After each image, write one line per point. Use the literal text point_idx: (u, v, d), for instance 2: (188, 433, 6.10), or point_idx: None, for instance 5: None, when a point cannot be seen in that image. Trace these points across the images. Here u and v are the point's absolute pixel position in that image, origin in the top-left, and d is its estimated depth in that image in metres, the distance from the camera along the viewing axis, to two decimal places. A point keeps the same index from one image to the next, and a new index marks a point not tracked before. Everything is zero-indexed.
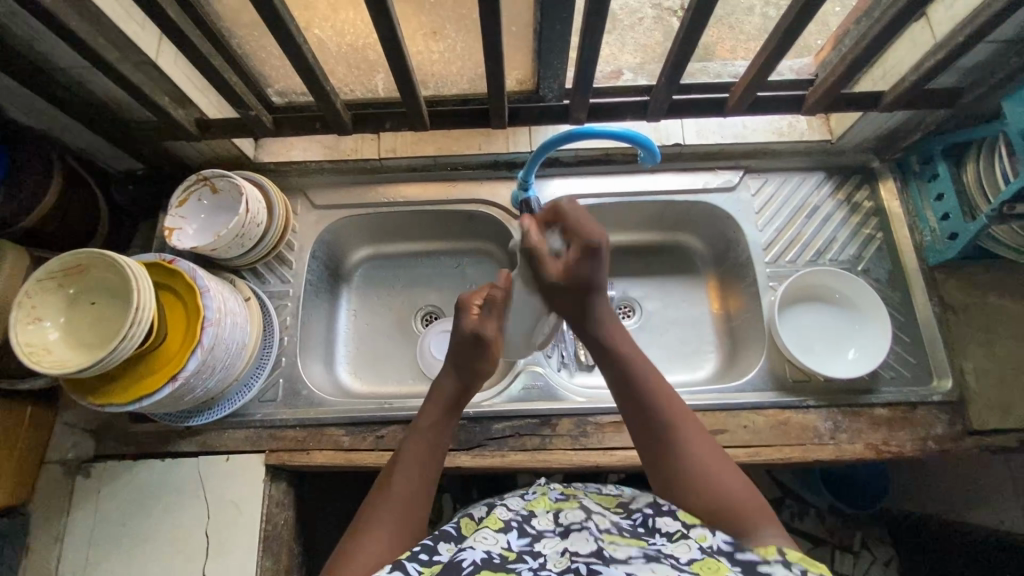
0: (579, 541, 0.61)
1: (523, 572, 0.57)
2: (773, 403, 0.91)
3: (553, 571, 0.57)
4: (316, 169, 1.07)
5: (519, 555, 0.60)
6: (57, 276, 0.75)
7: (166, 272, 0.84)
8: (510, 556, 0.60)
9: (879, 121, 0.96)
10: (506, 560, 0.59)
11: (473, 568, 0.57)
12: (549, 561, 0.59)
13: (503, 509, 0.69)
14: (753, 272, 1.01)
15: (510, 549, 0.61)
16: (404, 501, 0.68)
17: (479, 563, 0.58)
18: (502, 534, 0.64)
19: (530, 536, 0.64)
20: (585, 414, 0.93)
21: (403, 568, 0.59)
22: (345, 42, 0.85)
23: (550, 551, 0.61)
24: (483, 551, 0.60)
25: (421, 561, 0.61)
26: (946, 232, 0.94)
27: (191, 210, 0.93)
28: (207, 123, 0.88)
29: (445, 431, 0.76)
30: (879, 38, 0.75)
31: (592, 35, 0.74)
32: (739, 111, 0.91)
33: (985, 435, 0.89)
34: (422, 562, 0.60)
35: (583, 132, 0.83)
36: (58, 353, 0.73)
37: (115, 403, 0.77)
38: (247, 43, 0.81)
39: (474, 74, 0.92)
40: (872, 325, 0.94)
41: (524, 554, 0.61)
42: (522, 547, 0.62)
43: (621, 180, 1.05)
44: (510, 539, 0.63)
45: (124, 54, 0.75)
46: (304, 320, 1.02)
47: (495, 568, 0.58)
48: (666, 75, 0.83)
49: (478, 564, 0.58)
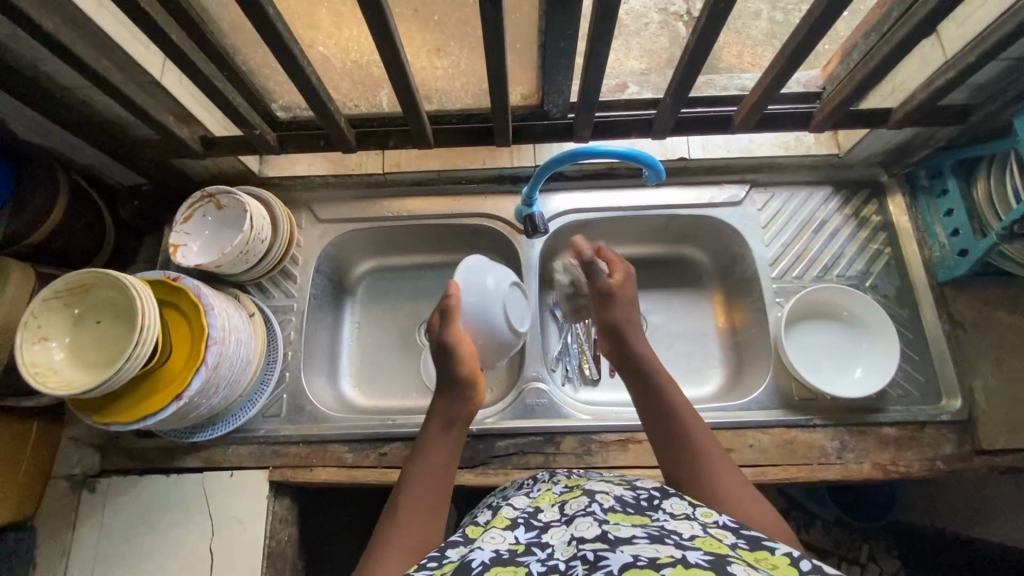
0: (583, 525, 0.59)
1: (531, 565, 0.55)
2: (778, 422, 0.91)
3: (560, 561, 0.54)
4: (321, 183, 1.07)
5: (528, 547, 0.58)
6: (62, 294, 0.75)
7: (170, 290, 0.85)
8: (517, 550, 0.58)
9: (888, 137, 0.95)
10: (514, 555, 0.57)
11: (481, 568, 0.55)
12: (556, 552, 0.56)
13: (510, 508, 0.68)
14: (760, 288, 1.01)
15: (517, 544, 0.59)
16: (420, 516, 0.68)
17: (488, 562, 0.56)
18: (510, 531, 0.62)
19: (537, 529, 0.62)
20: (589, 433, 0.92)
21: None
22: (349, 59, 0.84)
23: (557, 541, 0.58)
24: (490, 550, 0.58)
25: (430, 568, 0.58)
26: (955, 248, 0.93)
27: (194, 227, 0.94)
28: (213, 140, 0.89)
29: (450, 449, 0.75)
30: (889, 56, 0.74)
31: (596, 54, 0.74)
32: (745, 128, 0.90)
33: (995, 455, 0.88)
34: (431, 569, 0.58)
35: (587, 151, 0.83)
36: (62, 373, 0.73)
37: (119, 421, 0.78)
38: (251, 61, 0.81)
39: (478, 90, 0.92)
40: (880, 345, 0.93)
41: (532, 546, 0.58)
42: (530, 540, 0.60)
43: (625, 195, 1.05)
44: (517, 535, 0.61)
45: (127, 74, 0.75)
46: (308, 335, 1.02)
47: (503, 565, 0.55)
48: (673, 92, 0.82)
49: (487, 563, 0.56)
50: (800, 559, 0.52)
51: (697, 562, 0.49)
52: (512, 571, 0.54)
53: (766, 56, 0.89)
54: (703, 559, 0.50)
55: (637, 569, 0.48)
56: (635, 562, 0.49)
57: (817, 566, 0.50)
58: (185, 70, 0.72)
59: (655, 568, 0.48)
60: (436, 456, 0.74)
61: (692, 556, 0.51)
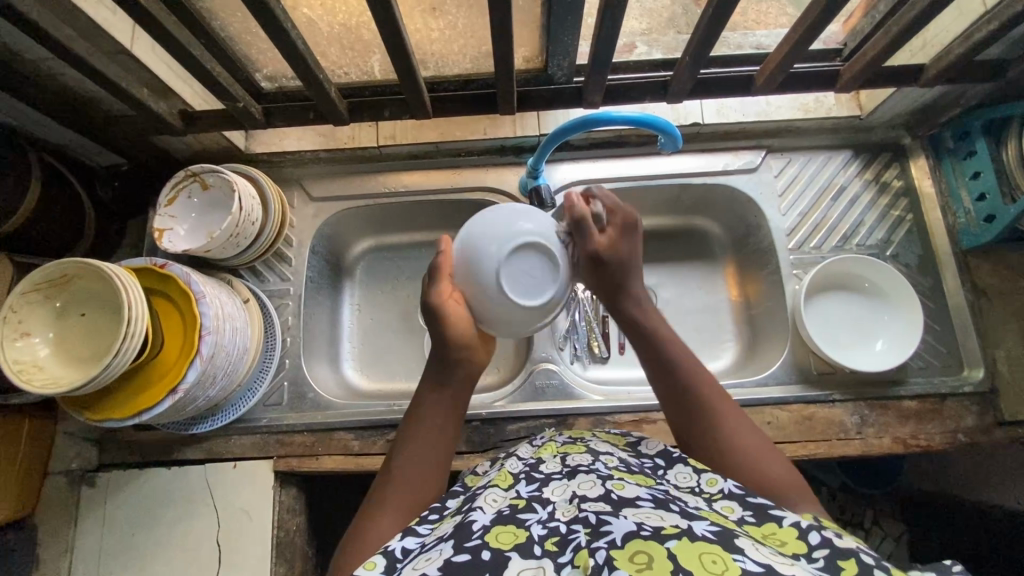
0: (586, 484, 0.56)
1: (532, 527, 0.52)
2: (796, 398, 0.88)
3: (561, 523, 0.51)
4: (311, 159, 1.01)
5: (529, 503, 0.55)
6: (42, 287, 0.70)
7: (157, 277, 0.80)
8: (519, 506, 0.55)
9: (915, 95, 0.89)
10: (516, 510, 0.54)
11: (482, 531, 0.52)
12: (558, 511, 0.53)
13: (513, 462, 0.66)
14: (776, 259, 0.97)
15: (519, 499, 0.56)
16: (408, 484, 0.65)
17: (489, 524, 0.53)
18: (511, 488, 0.59)
19: (538, 481, 0.59)
20: (602, 414, 0.89)
21: (415, 532, 0.58)
22: (337, 22, 0.78)
23: (558, 499, 0.55)
24: (491, 511, 0.55)
25: (431, 521, 0.59)
26: (981, 214, 0.89)
27: (180, 210, 0.88)
28: (192, 115, 0.83)
29: (444, 412, 0.69)
30: (928, 10, 0.68)
31: (609, 14, 0.68)
32: (767, 91, 0.84)
33: (1017, 426, 0.86)
34: (432, 521, 0.59)
35: (600, 118, 0.77)
36: (50, 370, 0.69)
37: (113, 419, 0.74)
38: (230, 26, 0.74)
39: (477, 53, 0.85)
40: (901, 316, 0.90)
41: (534, 502, 0.55)
42: (531, 494, 0.57)
43: (635, 164, 0.99)
44: (518, 489, 0.58)
45: (93, 43, 0.68)
46: (306, 320, 0.98)
47: (505, 522, 0.53)
48: (691, 54, 0.76)
49: (488, 526, 0.52)
50: (809, 531, 0.50)
51: (703, 534, 0.46)
52: (514, 534, 0.51)
53: (772, 12, 0.86)
54: (710, 530, 0.47)
55: (641, 540, 0.45)
56: (639, 531, 0.46)
57: (826, 540, 0.49)
58: (159, 40, 0.66)
59: (660, 540, 0.45)
60: (433, 421, 0.69)
61: (699, 526, 0.48)
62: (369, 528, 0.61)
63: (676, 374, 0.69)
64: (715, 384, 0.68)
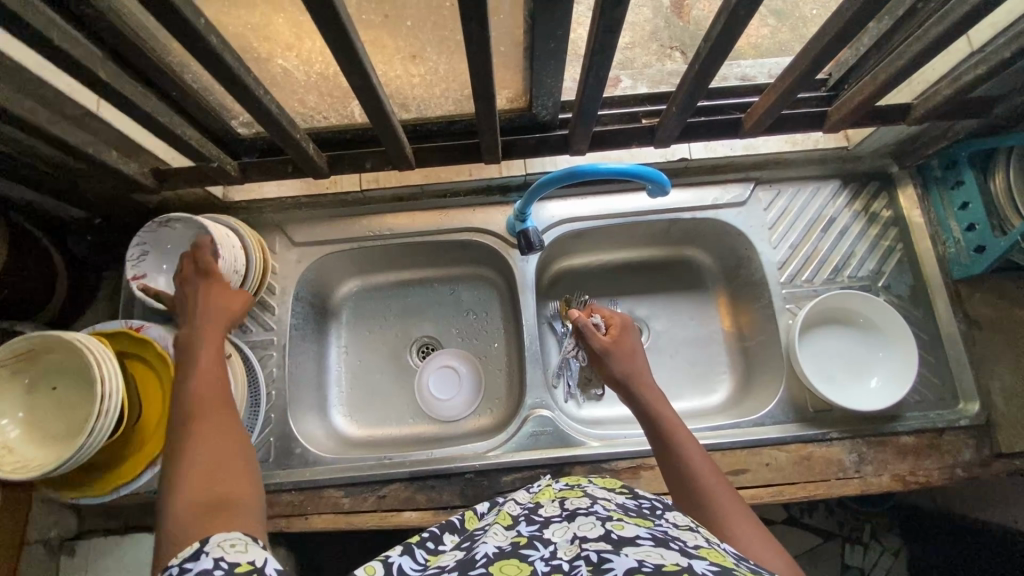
0: (585, 525, 0.49)
1: (536, 562, 0.45)
2: (795, 438, 0.87)
3: (563, 560, 0.44)
4: (292, 204, 0.98)
5: (530, 540, 0.49)
6: (8, 363, 0.67)
7: (136, 340, 0.77)
8: (520, 543, 0.48)
9: (901, 129, 0.89)
10: (517, 547, 0.47)
11: (486, 561, 0.45)
12: (559, 549, 0.46)
13: (511, 506, 0.60)
14: (769, 292, 0.95)
15: (520, 537, 0.50)
16: (244, 467, 0.55)
17: (492, 556, 0.46)
18: (512, 528, 0.53)
19: (538, 524, 0.53)
20: (599, 461, 0.88)
21: (412, 554, 0.50)
22: (313, 72, 0.75)
23: (559, 539, 0.48)
24: (493, 545, 0.48)
25: (428, 549, 0.52)
26: (971, 244, 0.88)
27: (149, 265, 0.84)
28: (165, 172, 0.80)
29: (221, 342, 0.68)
30: (918, 58, 0.67)
31: (595, 68, 0.66)
32: (755, 133, 0.83)
33: (1013, 457, 0.86)
34: (429, 550, 0.52)
35: (585, 169, 0.75)
36: (20, 452, 0.66)
37: (89, 494, 0.72)
38: (201, 79, 0.71)
39: (460, 96, 0.83)
40: (897, 351, 0.89)
41: (535, 540, 0.49)
42: (532, 533, 0.50)
43: (623, 200, 0.98)
44: (519, 529, 0.51)
45: (56, 111, 0.65)
46: (292, 370, 0.95)
47: (505, 558, 0.45)
48: (678, 104, 0.74)
49: (492, 556, 0.46)
50: None
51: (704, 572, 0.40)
52: (518, 566, 0.44)
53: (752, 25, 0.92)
54: (711, 568, 0.42)
55: None
56: (641, 567, 0.41)
57: None
58: (126, 109, 0.63)
59: None
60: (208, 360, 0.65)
61: (699, 564, 0.42)
62: (229, 504, 0.49)
63: (674, 451, 0.68)
64: (715, 472, 0.65)
